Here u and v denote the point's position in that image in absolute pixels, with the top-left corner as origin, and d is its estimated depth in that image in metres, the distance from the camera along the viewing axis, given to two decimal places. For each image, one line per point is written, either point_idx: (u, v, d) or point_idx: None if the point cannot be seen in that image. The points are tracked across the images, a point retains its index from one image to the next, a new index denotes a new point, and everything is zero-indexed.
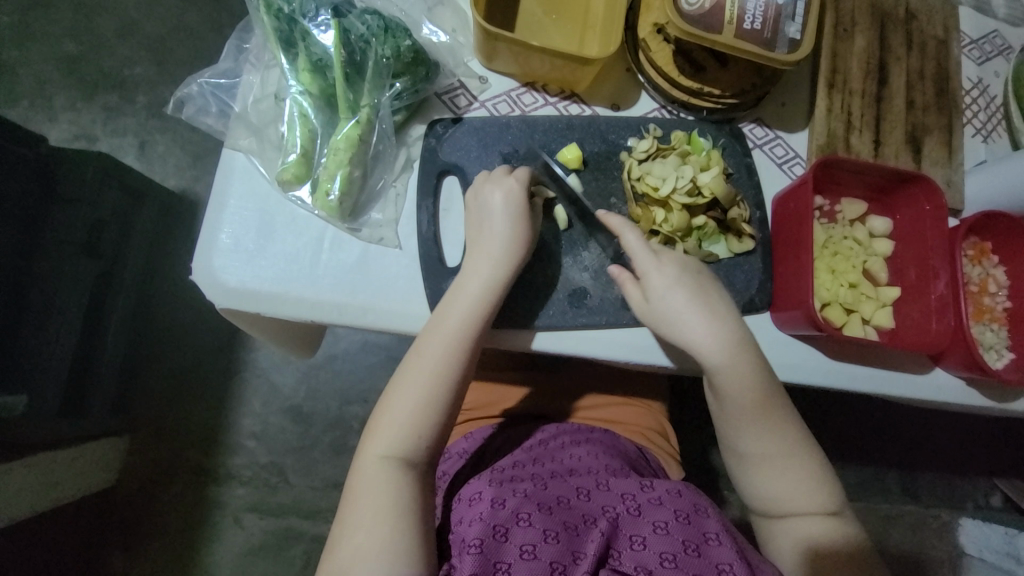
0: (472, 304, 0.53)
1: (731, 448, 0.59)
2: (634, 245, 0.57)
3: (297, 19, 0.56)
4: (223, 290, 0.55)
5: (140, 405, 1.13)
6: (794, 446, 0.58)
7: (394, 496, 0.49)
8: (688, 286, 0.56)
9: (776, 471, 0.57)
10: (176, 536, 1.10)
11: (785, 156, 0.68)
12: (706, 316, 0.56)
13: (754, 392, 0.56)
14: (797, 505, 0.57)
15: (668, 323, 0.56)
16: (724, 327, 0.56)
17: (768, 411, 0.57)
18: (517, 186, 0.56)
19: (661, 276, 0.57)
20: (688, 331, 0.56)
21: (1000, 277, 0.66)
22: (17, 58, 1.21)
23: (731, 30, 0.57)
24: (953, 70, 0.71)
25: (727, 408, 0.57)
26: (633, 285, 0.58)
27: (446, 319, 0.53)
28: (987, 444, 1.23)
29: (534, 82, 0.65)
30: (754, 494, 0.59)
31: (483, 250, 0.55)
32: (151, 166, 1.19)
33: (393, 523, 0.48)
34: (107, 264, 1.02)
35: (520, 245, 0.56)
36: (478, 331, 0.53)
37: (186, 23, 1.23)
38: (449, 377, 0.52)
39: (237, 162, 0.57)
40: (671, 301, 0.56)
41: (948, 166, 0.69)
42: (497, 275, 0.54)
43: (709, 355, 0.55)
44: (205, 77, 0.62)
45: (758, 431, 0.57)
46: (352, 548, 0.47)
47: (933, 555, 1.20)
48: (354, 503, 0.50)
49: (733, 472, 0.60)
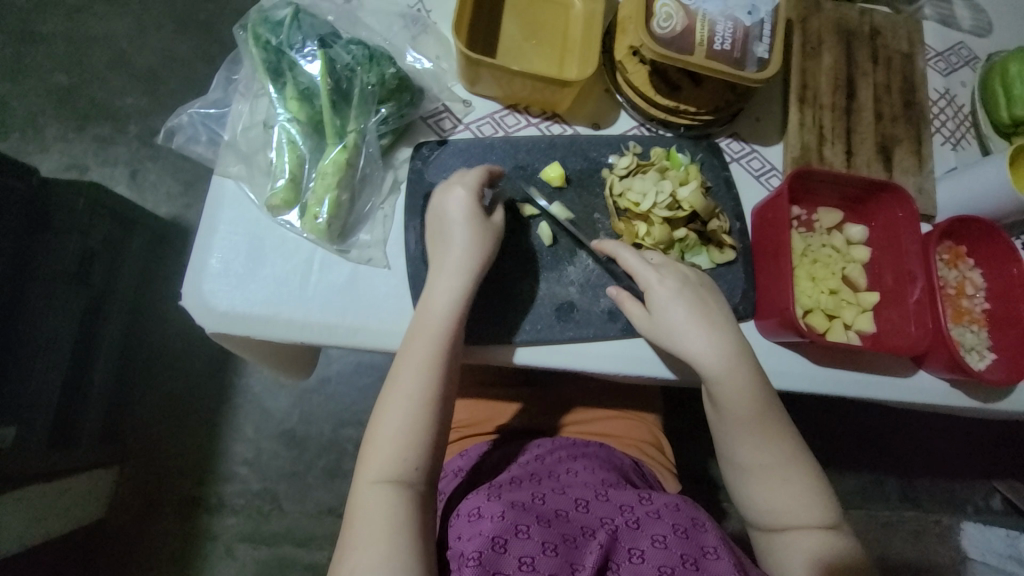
0: (438, 315, 0.54)
1: (732, 460, 0.59)
2: (634, 261, 0.59)
3: (284, 50, 0.58)
4: (213, 315, 0.55)
5: (130, 434, 1.12)
6: (792, 458, 0.58)
7: (388, 518, 0.49)
8: (689, 299, 0.58)
9: (774, 482, 0.57)
10: (166, 569, 1.07)
11: (762, 168, 0.70)
12: (705, 327, 0.57)
13: (755, 402, 0.57)
14: (798, 519, 0.57)
15: (668, 335, 0.58)
16: (723, 338, 0.57)
17: (768, 422, 0.57)
18: (466, 194, 0.57)
19: (663, 289, 0.58)
20: (687, 342, 0.57)
21: (976, 279, 0.68)
22: (10, 92, 1.22)
23: (702, 51, 0.59)
24: (918, 82, 0.74)
25: (726, 417, 0.58)
26: (634, 302, 0.60)
27: (422, 335, 0.54)
28: (982, 446, 1.24)
29: (517, 104, 0.67)
30: (751, 506, 0.59)
31: (447, 263, 0.56)
32: (142, 194, 1.21)
33: (389, 541, 0.48)
34: (97, 292, 1.02)
35: (476, 253, 0.56)
36: (448, 345, 0.54)
37: (178, 54, 1.26)
38: (435, 395, 0.53)
39: (227, 188, 0.58)
40: (672, 314, 0.57)
41: (919, 174, 0.71)
42: (455, 286, 0.55)
43: (709, 365, 0.57)
44: (195, 108, 0.63)
45: (757, 441, 0.58)
46: (350, 568, 0.47)
47: (936, 561, 1.19)
48: (350, 524, 0.49)
49: (733, 485, 0.61)
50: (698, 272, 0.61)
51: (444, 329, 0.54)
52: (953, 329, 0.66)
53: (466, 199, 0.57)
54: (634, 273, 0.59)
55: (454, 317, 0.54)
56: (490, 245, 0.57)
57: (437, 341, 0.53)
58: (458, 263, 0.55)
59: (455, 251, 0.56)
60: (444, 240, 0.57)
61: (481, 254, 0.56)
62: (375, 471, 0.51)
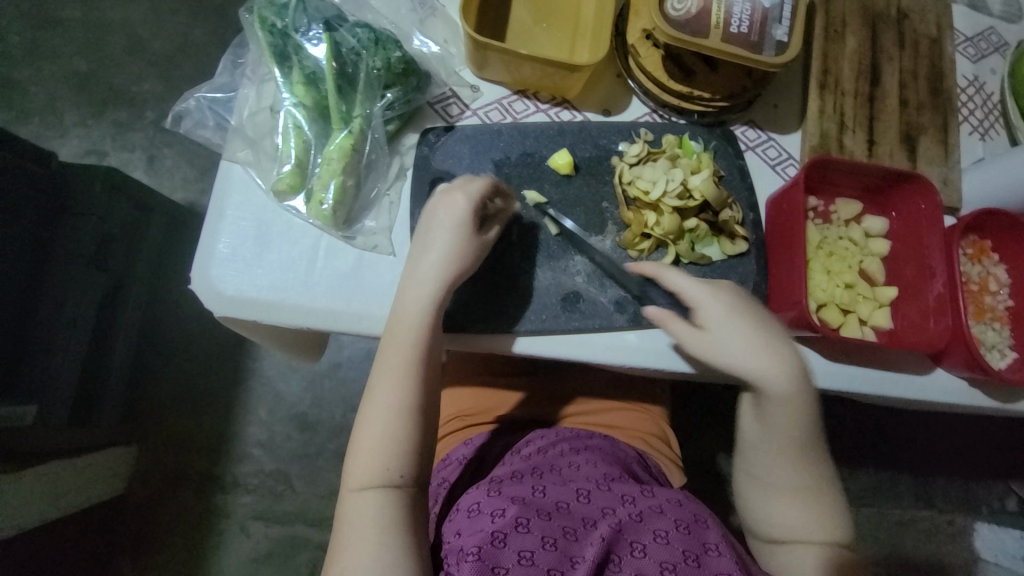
0: (411, 327, 0.53)
1: (761, 476, 0.59)
2: (678, 277, 0.58)
3: (289, 33, 0.58)
4: (221, 299, 0.56)
5: (147, 414, 1.15)
6: (822, 482, 0.58)
7: (383, 508, 0.50)
8: (745, 313, 0.57)
9: (789, 499, 0.58)
10: (182, 544, 1.11)
11: (778, 157, 0.68)
12: (765, 343, 0.56)
13: (802, 420, 0.56)
14: (811, 536, 0.57)
15: (722, 352, 0.56)
16: (786, 355, 0.56)
17: (808, 443, 0.58)
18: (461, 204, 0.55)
19: (717, 304, 0.57)
20: (744, 358, 0.55)
21: (1001, 275, 0.66)
22: (30, 77, 1.24)
23: (718, 34, 0.57)
24: (947, 68, 0.71)
25: (767, 435, 0.58)
26: (679, 322, 0.57)
27: (389, 343, 0.53)
28: (1002, 446, 1.21)
29: (526, 89, 0.66)
30: (764, 518, 0.59)
31: (418, 270, 0.55)
32: (159, 179, 1.22)
33: (383, 536, 0.49)
34: (115, 276, 1.05)
35: (457, 264, 0.55)
36: (418, 351, 0.53)
37: (193, 40, 1.27)
38: (427, 386, 0.53)
39: (235, 173, 0.59)
40: (729, 330, 0.56)
41: (944, 165, 0.68)
42: (423, 294, 0.54)
43: (769, 382, 0.55)
44: (202, 92, 0.63)
45: (789, 460, 0.58)
46: (340, 567, 0.49)
47: (949, 561, 1.17)
48: (343, 531, 0.50)
49: (751, 499, 0.61)
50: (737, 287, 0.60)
51: (415, 339, 0.53)
52: (973, 326, 0.64)
53: (465, 210, 0.55)
54: (680, 288, 0.58)
55: (426, 319, 0.54)
56: (473, 256, 0.55)
57: (404, 346, 0.53)
58: (441, 274, 0.54)
59: (450, 263, 0.54)
60: (423, 245, 0.55)
61: (462, 265, 0.55)
62: (359, 479, 0.51)
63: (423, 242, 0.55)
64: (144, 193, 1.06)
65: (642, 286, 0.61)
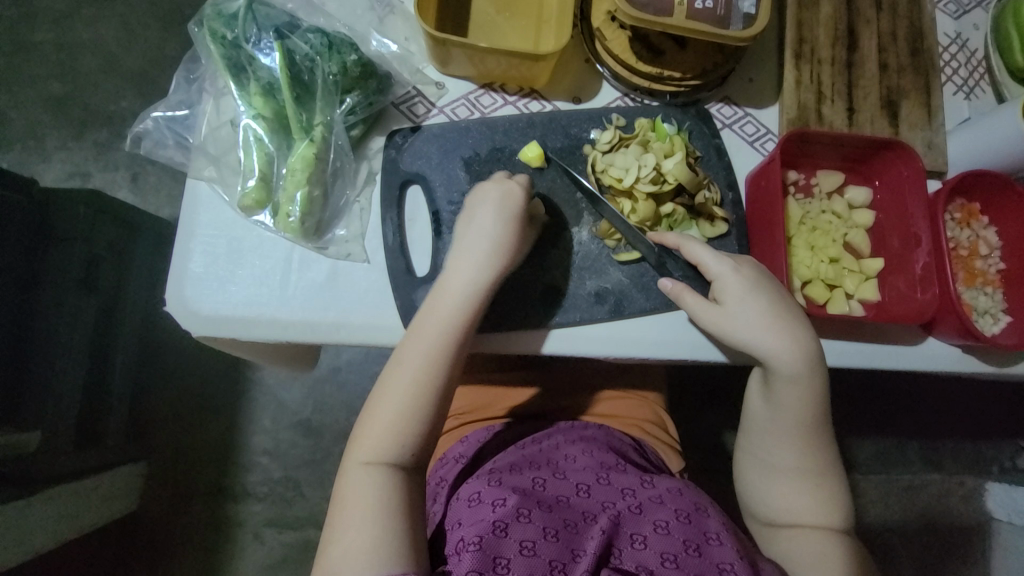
0: (442, 329, 0.53)
1: (764, 460, 0.60)
2: (702, 250, 0.57)
3: (241, 45, 0.57)
4: (198, 319, 0.56)
5: (154, 431, 1.16)
6: (825, 468, 0.59)
7: (383, 496, 0.50)
8: (768, 293, 0.55)
9: (788, 486, 0.59)
10: (198, 555, 1.13)
11: (756, 133, 0.67)
12: (785, 325, 0.55)
13: (811, 405, 0.56)
14: (807, 521, 0.58)
15: (736, 328, 0.55)
16: (806, 340, 0.55)
17: (815, 429, 0.58)
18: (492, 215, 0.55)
19: (738, 282, 0.56)
20: (760, 336, 0.55)
21: (991, 238, 0.64)
22: (7, 103, 1.23)
23: (681, 12, 0.56)
24: (927, 27, 0.68)
25: (776, 418, 0.58)
26: (691, 294, 0.57)
27: (422, 332, 0.53)
28: (1010, 405, 1.19)
29: (492, 82, 0.64)
30: (763, 503, 0.60)
31: (456, 265, 0.55)
32: (144, 197, 1.22)
33: (388, 525, 0.48)
34: (107, 299, 1.04)
35: (511, 247, 0.55)
36: (455, 347, 0.53)
37: (166, 53, 1.25)
38: (415, 403, 0.52)
39: (201, 192, 0.58)
40: (748, 307, 0.55)
41: (927, 128, 0.66)
42: (477, 267, 0.54)
43: (784, 362, 0.55)
44: (160, 111, 0.62)
45: (796, 445, 0.58)
46: (344, 545, 0.47)
47: (960, 523, 1.17)
48: (350, 505, 0.49)
49: (751, 483, 0.62)
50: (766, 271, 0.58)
51: (437, 331, 0.53)
52: (965, 292, 0.63)
53: (520, 195, 0.56)
54: (702, 260, 0.57)
55: (459, 323, 0.53)
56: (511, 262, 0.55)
57: (440, 326, 0.53)
58: (484, 245, 0.55)
59: (506, 246, 0.55)
60: (476, 222, 0.55)
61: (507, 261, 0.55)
62: (371, 452, 0.51)
63: (476, 214, 0.56)
64: (129, 213, 1.05)
65: (662, 257, 0.60)
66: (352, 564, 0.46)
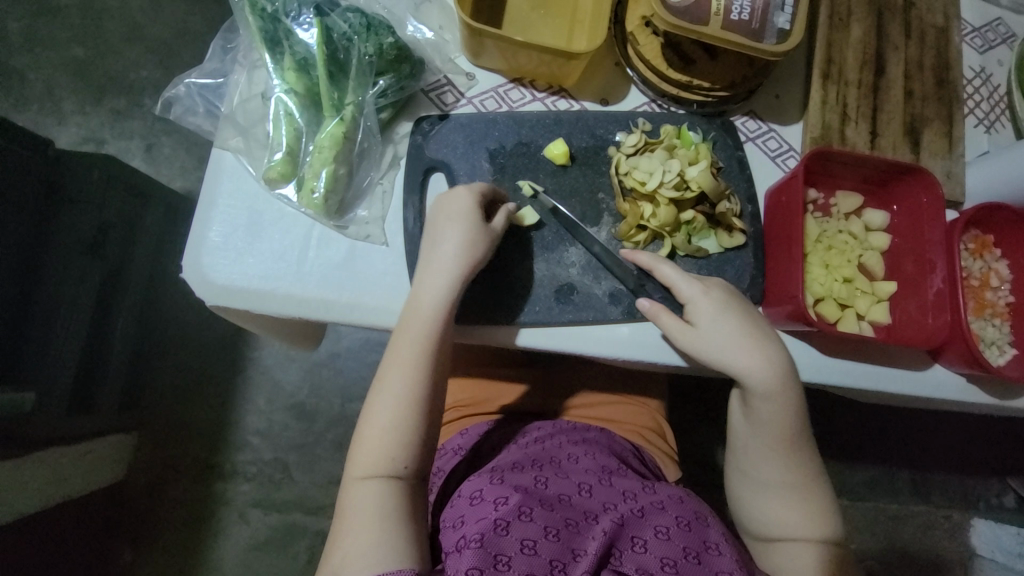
0: (426, 325, 0.53)
1: (756, 475, 0.60)
2: (674, 272, 0.58)
3: (280, 18, 0.57)
4: (212, 288, 0.55)
5: (148, 402, 1.15)
6: (814, 483, 0.59)
7: (380, 490, 0.50)
8: (735, 310, 0.57)
9: (784, 501, 0.59)
10: (181, 529, 1.12)
11: (778, 149, 0.67)
12: (754, 343, 0.56)
13: (787, 423, 0.57)
14: (802, 536, 0.57)
15: (710, 349, 0.56)
16: (775, 356, 0.56)
17: (796, 446, 0.58)
18: (457, 212, 0.55)
19: (706, 301, 0.57)
20: (733, 356, 0.55)
21: (1003, 270, 0.65)
22: (27, 64, 1.23)
23: (717, 22, 0.56)
24: (953, 59, 0.69)
25: (760, 433, 0.58)
26: (669, 315, 0.57)
27: (409, 332, 0.53)
28: (1001, 442, 1.20)
29: (522, 78, 0.65)
30: (758, 517, 0.60)
31: (436, 266, 0.54)
32: (158, 167, 1.22)
33: (382, 530, 0.48)
34: (114, 265, 1.04)
35: (478, 246, 0.55)
36: (442, 328, 0.54)
37: (191, 27, 1.25)
38: (424, 386, 0.53)
39: (226, 161, 0.58)
40: (720, 327, 0.56)
41: (948, 157, 0.67)
42: (446, 274, 0.54)
43: (758, 380, 0.55)
44: (192, 78, 0.62)
45: (781, 461, 0.58)
46: (348, 547, 0.48)
47: (945, 556, 1.18)
48: (349, 516, 0.50)
49: (746, 497, 0.61)
50: (725, 283, 0.59)
51: (433, 330, 0.53)
52: (973, 322, 0.63)
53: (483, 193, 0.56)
54: (674, 283, 0.58)
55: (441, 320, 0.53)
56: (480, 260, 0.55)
57: (425, 323, 0.53)
58: (464, 252, 0.54)
59: (472, 244, 0.55)
60: (449, 220, 0.55)
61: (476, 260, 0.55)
62: (364, 466, 0.51)
63: (446, 211, 0.56)
64: (143, 182, 1.05)
65: (641, 281, 0.60)
66: (369, 555, 0.47)
